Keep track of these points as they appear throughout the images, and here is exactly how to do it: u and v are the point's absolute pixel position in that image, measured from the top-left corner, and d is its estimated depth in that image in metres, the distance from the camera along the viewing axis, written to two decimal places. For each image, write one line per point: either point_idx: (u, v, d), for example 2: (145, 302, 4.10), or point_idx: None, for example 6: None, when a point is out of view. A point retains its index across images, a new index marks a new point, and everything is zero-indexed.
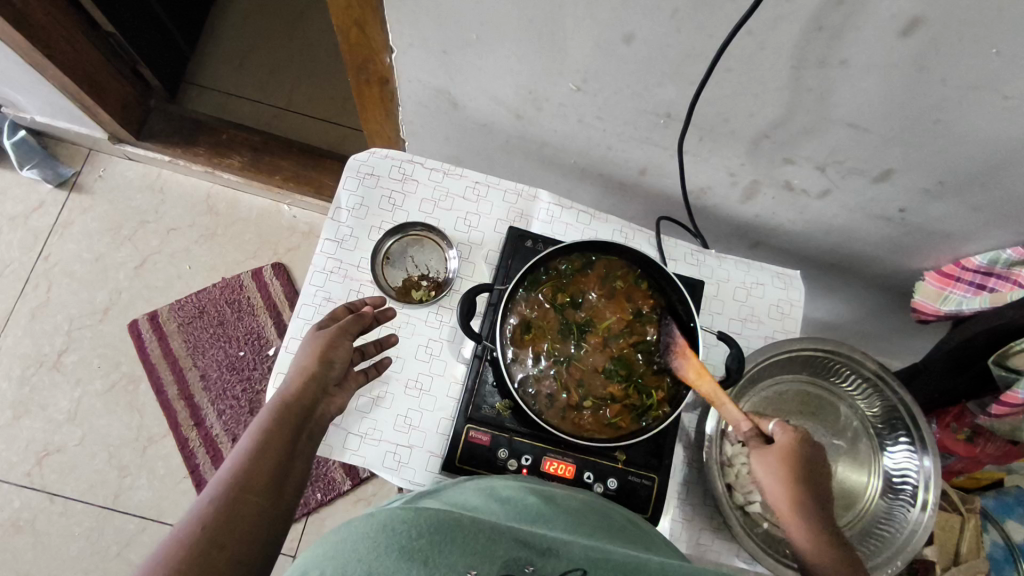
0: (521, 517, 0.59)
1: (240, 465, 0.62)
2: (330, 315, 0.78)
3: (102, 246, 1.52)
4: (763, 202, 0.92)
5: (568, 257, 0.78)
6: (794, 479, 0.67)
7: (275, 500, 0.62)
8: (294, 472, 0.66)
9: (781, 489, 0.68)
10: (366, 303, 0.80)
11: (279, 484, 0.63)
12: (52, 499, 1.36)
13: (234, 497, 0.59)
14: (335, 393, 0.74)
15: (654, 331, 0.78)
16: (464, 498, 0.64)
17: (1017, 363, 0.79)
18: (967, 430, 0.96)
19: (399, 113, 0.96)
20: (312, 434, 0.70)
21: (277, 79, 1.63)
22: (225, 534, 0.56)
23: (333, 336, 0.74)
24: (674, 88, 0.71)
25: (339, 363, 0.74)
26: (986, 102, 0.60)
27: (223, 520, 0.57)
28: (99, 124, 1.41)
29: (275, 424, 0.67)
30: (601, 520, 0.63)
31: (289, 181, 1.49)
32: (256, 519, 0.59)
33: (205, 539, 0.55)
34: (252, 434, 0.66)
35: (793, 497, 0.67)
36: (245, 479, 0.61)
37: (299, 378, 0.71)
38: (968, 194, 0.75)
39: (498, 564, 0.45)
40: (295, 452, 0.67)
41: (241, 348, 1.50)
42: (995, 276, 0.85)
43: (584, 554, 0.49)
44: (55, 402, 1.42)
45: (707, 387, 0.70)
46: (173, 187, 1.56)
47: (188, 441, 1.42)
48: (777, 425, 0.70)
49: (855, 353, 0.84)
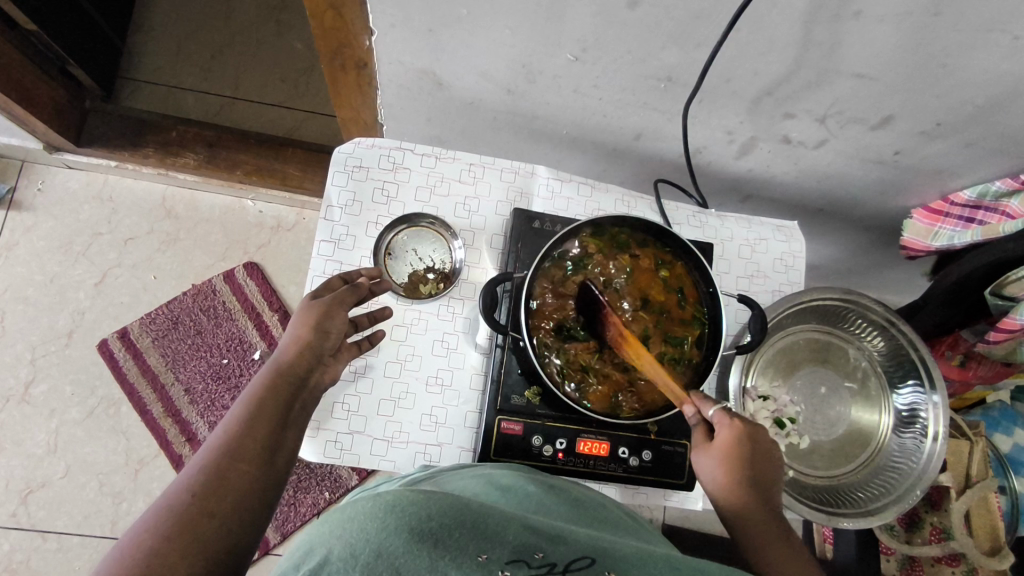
0: (522, 503, 0.59)
1: (230, 430, 0.59)
2: (324, 285, 0.73)
3: (55, 265, 1.41)
4: (758, 157, 0.92)
5: (581, 234, 0.76)
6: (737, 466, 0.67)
7: (267, 469, 0.58)
8: (286, 441, 0.62)
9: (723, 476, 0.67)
10: (361, 274, 0.76)
11: (271, 452, 0.59)
12: (46, 536, 1.30)
13: (226, 465, 0.56)
14: (330, 363, 0.70)
15: (674, 276, 0.77)
16: (461, 484, 0.64)
17: (1011, 292, 0.82)
18: (960, 355, 1.01)
19: (377, 96, 0.91)
20: (306, 405, 0.66)
21: (220, 64, 1.51)
22: (216, 504, 0.52)
23: (328, 306, 0.69)
24: (678, 52, 0.69)
25: (335, 333, 0.70)
26: (996, 43, 0.60)
27: (213, 490, 0.53)
28: (31, 133, 1.29)
29: (268, 392, 0.63)
30: (599, 514, 0.64)
31: (251, 175, 1.40)
32: (249, 489, 0.55)
33: (195, 506, 0.51)
34: (243, 401, 0.62)
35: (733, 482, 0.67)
36: (236, 447, 0.57)
37: (292, 348, 0.67)
38: (964, 132, 0.76)
39: (509, 548, 0.43)
40: (287, 424, 0.63)
41: (223, 355, 1.43)
42: (983, 209, 0.88)
43: (589, 544, 0.49)
44: (31, 436, 1.34)
45: (648, 368, 0.70)
46: (124, 194, 1.45)
47: (182, 458, 1.36)
48: (717, 413, 0.68)
49: (864, 300, 0.85)
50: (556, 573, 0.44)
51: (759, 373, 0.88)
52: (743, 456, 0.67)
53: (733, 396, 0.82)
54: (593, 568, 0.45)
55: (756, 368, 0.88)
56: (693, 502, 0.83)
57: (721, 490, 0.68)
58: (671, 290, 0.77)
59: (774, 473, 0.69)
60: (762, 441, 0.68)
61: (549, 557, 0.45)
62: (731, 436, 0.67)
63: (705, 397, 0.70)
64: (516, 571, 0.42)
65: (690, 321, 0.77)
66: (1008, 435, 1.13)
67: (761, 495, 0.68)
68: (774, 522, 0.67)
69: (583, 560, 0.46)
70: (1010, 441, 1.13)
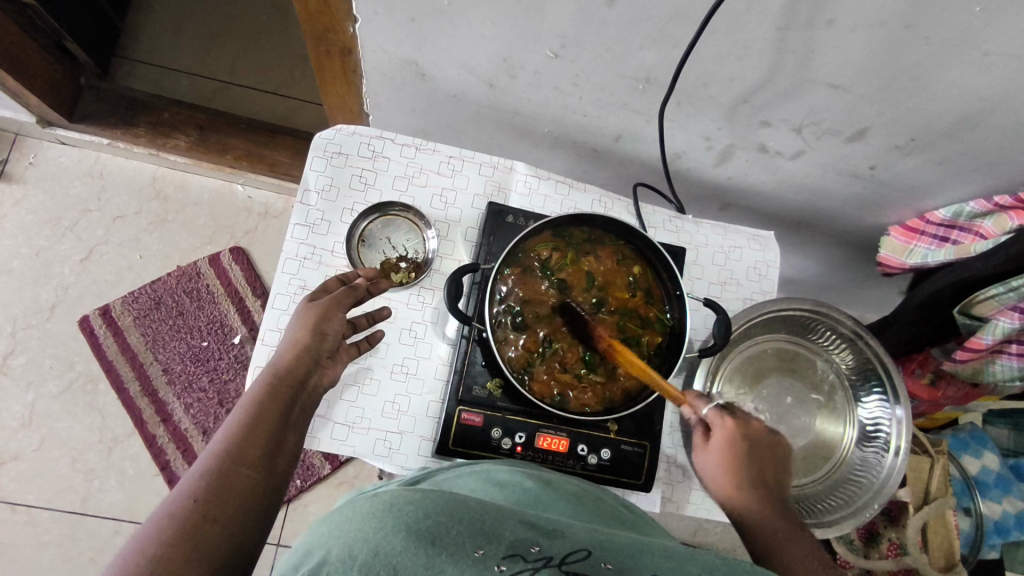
0: (521, 499, 0.60)
1: (231, 435, 0.57)
2: (321, 287, 0.73)
3: (42, 240, 1.42)
4: (736, 165, 0.92)
5: (541, 235, 0.76)
6: (736, 464, 0.67)
7: (268, 472, 0.56)
8: (286, 447, 0.60)
9: (724, 475, 0.68)
10: (358, 275, 0.77)
11: (273, 456, 0.58)
12: (15, 509, 1.30)
13: (228, 471, 0.54)
14: (329, 365, 0.70)
15: (638, 275, 0.78)
16: (458, 483, 0.65)
17: (979, 312, 0.83)
18: (930, 374, 1.01)
19: (362, 84, 0.92)
20: (306, 406, 0.65)
21: (219, 49, 1.53)
22: (217, 509, 0.51)
23: (326, 307, 0.69)
24: (656, 53, 0.70)
25: (332, 335, 0.69)
26: (966, 58, 0.61)
27: (215, 496, 0.52)
28: (24, 106, 1.30)
29: (268, 393, 0.61)
30: (598, 507, 0.64)
31: (242, 160, 1.41)
32: (251, 494, 0.54)
33: (196, 514, 0.50)
34: (241, 406, 0.60)
35: (734, 482, 0.67)
36: (236, 451, 0.55)
37: (291, 350, 0.66)
38: (938, 148, 0.77)
39: (504, 545, 0.45)
40: (287, 426, 0.61)
41: (204, 338, 1.43)
42: (958, 228, 0.88)
43: (586, 537, 0.49)
44: (6, 408, 1.34)
45: (633, 364, 0.70)
46: (115, 173, 1.46)
47: (156, 438, 1.36)
48: (711, 411, 0.70)
49: (833, 313, 0.85)
50: (553, 565, 0.44)
51: (726, 380, 0.87)
52: (741, 453, 0.68)
53: None
54: (590, 560, 0.46)
55: (722, 374, 0.87)
56: (652, 505, 0.82)
57: (724, 491, 0.68)
58: (637, 288, 0.78)
59: (778, 476, 0.69)
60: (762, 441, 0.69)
61: (545, 550, 0.45)
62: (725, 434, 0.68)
63: (701, 398, 0.72)
64: (513, 565, 0.43)
65: (653, 324, 0.77)
66: (977, 458, 1.13)
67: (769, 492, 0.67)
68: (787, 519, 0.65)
69: (580, 553, 0.46)
70: (978, 463, 1.12)
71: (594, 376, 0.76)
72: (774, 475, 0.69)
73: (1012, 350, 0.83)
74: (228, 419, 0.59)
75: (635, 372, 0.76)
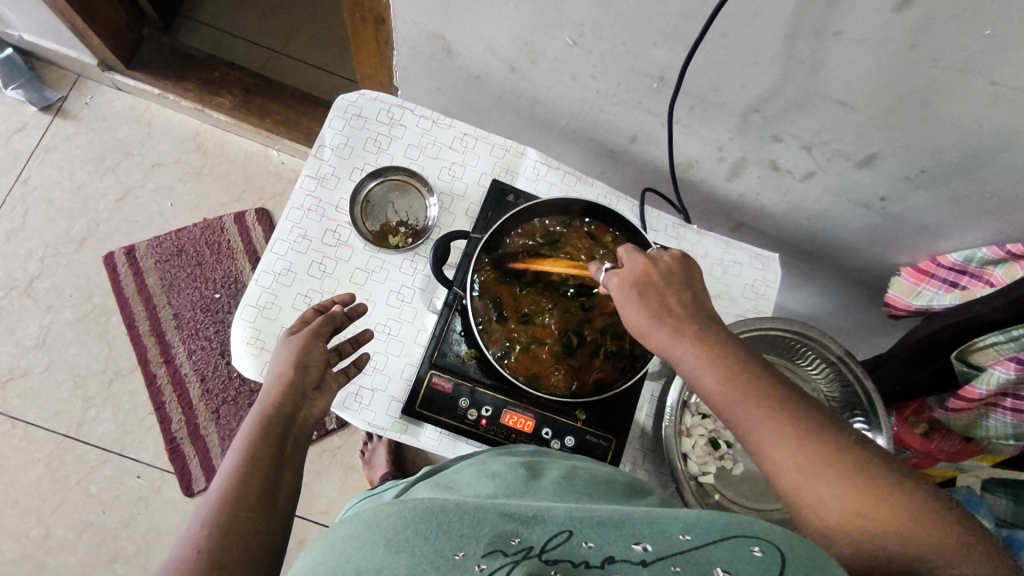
0: (510, 488, 0.59)
1: (230, 479, 0.61)
2: (300, 319, 0.74)
3: (84, 175, 1.49)
4: (748, 181, 0.92)
5: (527, 221, 0.79)
6: (654, 314, 0.62)
7: (268, 510, 0.60)
8: (286, 476, 0.64)
9: (649, 325, 0.62)
10: (333, 302, 0.76)
11: (273, 493, 0.61)
12: (15, 424, 1.35)
13: (228, 515, 0.58)
14: (316, 397, 0.70)
15: None
16: (458, 477, 0.66)
17: (977, 360, 0.80)
18: (924, 425, 0.98)
19: (392, 57, 0.95)
20: (299, 441, 0.67)
21: (276, 21, 1.60)
22: (225, 557, 0.55)
23: (305, 340, 0.70)
24: (668, 50, 0.71)
25: (315, 366, 0.70)
26: (975, 86, 0.61)
27: (220, 543, 0.56)
28: (88, 48, 1.38)
29: (260, 435, 0.64)
30: (587, 482, 0.63)
31: (279, 126, 1.46)
32: (254, 535, 0.58)
33: (206, 564, 0.54)
34: (238, 447, 0.63)
35: (661, 335, 0.61)
36: (236, 494, 0.59)
37: (275, 389, 0.67)
38: (949, 184, 0.76)
39: (483, 541, 0.46)
40: (283, 462, 0.64)
41: (217, 290, 1.48)
42: (969, 274, 0.85)
43: (567, 515, 0.50)
44: (24, 326, 1.41)
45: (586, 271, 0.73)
46: (162, 122, 1.53)
47: (156, 377, 1.41)
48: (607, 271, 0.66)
49: (823, 337, 0.81)
50: (532, 555, 0.46)
51: None
52: (654, 297, 0.63)
53: (670, 410, 0.78)
54: (570, 542, 0.47)
55: None
56: None
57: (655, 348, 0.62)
58: None
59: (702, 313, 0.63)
60: (693, 286, 0.65)
61: (525, 541, 0.47)
62: (629, 283, 0.64)
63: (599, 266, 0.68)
64: (492, 562, 0.45)
65: None
66: None
67: (721, 341, 0.60)
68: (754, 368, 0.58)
69: (561, 535, 0.48)
70: None
71: (573, 362, 0.77)
72: (694, 306, 0.63)
73: (1006, 405, 0.80)
74: (225, 464, 0.63)
75: (613, 364, 0.77)
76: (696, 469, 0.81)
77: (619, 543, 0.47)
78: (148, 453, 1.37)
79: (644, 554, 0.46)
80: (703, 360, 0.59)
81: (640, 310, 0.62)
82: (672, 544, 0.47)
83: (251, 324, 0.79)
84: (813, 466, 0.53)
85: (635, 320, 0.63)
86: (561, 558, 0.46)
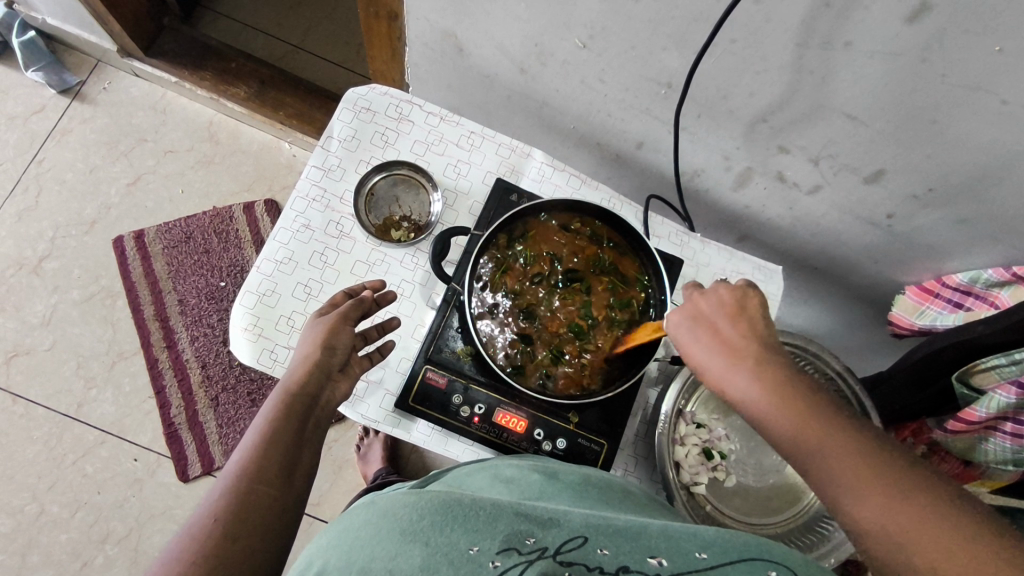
0: (525, 492, 0.59)
1: (248, 454, 0.59)
2: (329, 302, 0.73)
3: (98, 158, 1.51)
4: (754, 192, 0.92)
5: (528, 219, 0.79)
6: (715, 345, 0.55)
7: (284, 488, 0.58)
8: (304, 458, 0.62)
9: (709, 357, 0.55)
10: (363, 288, 0.76)
11: (290, 469, 0.59)
12: (16, 400, 1.37)
13: (244, 488, 0.56)
14: (339, 379, 0.69)
15: (625, 266, 0.80)
16: (468, 480, 0.65)
17: (978, 382, 0.79)
18: (923, 447, 0.94)
19: (404, 52, 0.95)
20: (320, 423, 0.65)
21: (296, 17, 1.62)
22: (240, 525, 0.54)
23: (334, 322, 0.69)
24: (677, 55, 0.71)
25: (342, 349, 0.69)
26: (985, 104, 0.60)
27: (235, 511, 0.54)
28: (109, 34, 1.39)
29: (281, 414, 0.62)
30: (601, 490, 0.62)
31: (292, 119, 1.47)
32: (270, 511, 0.56)
33: (217, 531, 0.53)
34: (258, 425, 0.62)
35: (721, 369, 0.54)
36: (254, 468, 0.57)
37: (303, 367, 0.66)
38: (956, 204, 0.75)
39: (498, 538, 0.46)
40: (303, 441, 0.62)
41: (222, 278, 1.49)
42: (973, 295, 0.84)
43: (582, 523, 0.50)
44: (31, 305, 1.42)
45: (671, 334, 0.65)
46: (177, 110, 1.55)
47: (157, 361, 1.42)
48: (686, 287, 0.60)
49: (821, 351, 0.79)
50: (546, 557, 0.46)
51: (700, 401, 0.84)
52: (716, 328, 0.56)
53: (664, 417, 0.78)
54: (584, 548, 0.47)
55: (697, 394, 0.84)
56: None
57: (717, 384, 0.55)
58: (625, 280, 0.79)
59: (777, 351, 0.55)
60: (755, 316, 0.56)
61: (541, 542, 0.47)
62: (691, 312, 0.58)
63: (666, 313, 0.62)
64: (506, 560, 0.45)
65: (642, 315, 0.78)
66: None
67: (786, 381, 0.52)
68: (828, 417, 0.50)
69: (576, 541, 0.48)
70: None
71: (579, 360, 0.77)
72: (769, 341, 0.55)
73: (1006, 429, 0.78)
74: (245, 440, 0.61)
75: (619, 362, 0.77)
76: (688, 478, 0.79)
77: (634, 555, 0.47)
78: (145, 437, 1.38)
79: (658, 567, 0.45)
80: (763, 403, 0.52)
81: (696, 342, 0.56)
82: (688, 562, 0.46)
83: (250, 310, 0.79)
84: (907, 533, 0.44)
85: (692, 348, 0.56)
86: (574, 562, 0.46)
